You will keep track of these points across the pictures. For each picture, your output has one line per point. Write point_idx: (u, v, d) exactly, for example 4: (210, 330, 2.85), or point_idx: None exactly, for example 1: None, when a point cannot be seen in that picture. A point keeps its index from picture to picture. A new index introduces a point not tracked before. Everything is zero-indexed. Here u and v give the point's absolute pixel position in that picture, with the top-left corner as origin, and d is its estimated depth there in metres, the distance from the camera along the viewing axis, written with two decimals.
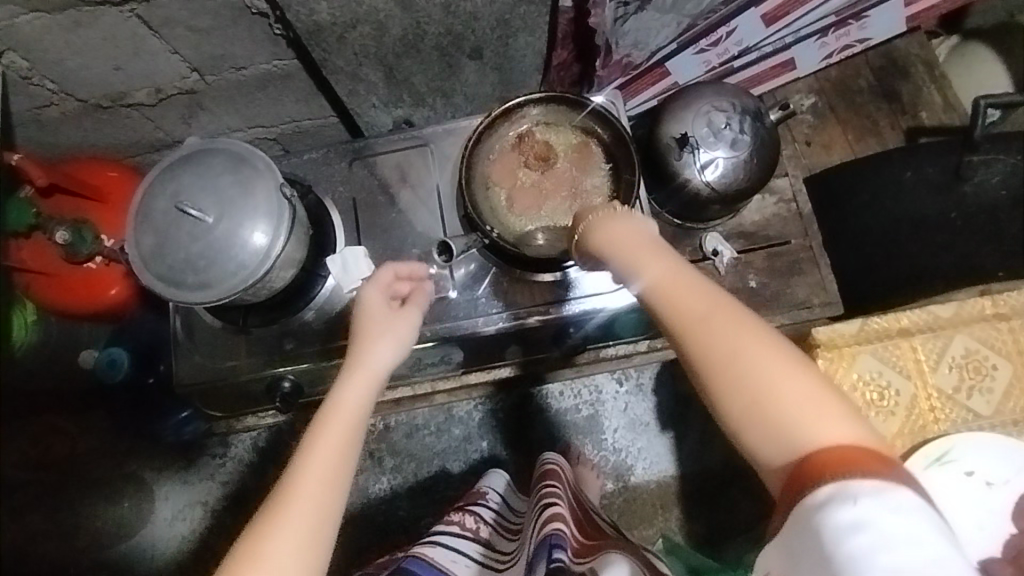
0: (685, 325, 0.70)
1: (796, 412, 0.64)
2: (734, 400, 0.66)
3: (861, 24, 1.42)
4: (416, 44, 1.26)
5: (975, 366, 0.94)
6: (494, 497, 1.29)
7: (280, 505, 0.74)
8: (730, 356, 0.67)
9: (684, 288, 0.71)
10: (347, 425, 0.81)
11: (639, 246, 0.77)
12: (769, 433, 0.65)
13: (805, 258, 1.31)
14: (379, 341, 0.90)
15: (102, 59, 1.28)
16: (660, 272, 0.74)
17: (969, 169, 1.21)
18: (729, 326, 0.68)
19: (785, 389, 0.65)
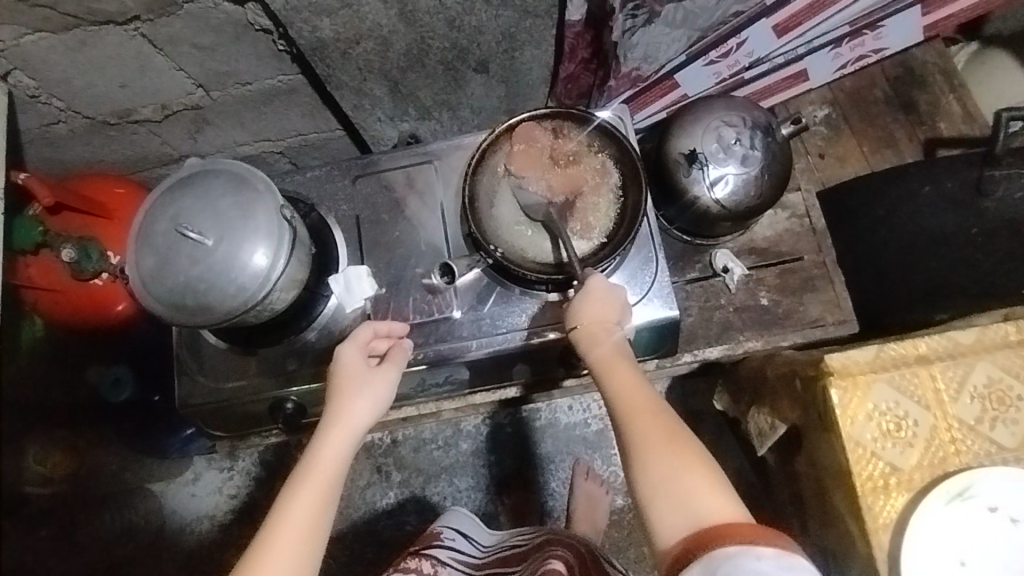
0: (630, 414, 0.86)
1: (692, 492, 0.79)
2: (648, 476, 0.82)
3: (876, 33, 1.38)
4: (420, 59, 1.24)
5: (999, 397, 0.90)
6: (454, 537, 1.33)
7: (257, 563, 0.80)
8: (654, 442, 0.83)
9: (636, 394, 0.89)
10: (322, 482, 0.88)
11: (614, 359, 0.93)
12: (670, 508, 0.79)
13: (818, 275, 1.34)
14: (356, 399, 0.96)
15: (108, 77, 1.28)
16: (623, 382, 0.90)
17: (990, 186, 1.14)
18: (662, 424, 0.85)
19: (689, 480, 0.80)
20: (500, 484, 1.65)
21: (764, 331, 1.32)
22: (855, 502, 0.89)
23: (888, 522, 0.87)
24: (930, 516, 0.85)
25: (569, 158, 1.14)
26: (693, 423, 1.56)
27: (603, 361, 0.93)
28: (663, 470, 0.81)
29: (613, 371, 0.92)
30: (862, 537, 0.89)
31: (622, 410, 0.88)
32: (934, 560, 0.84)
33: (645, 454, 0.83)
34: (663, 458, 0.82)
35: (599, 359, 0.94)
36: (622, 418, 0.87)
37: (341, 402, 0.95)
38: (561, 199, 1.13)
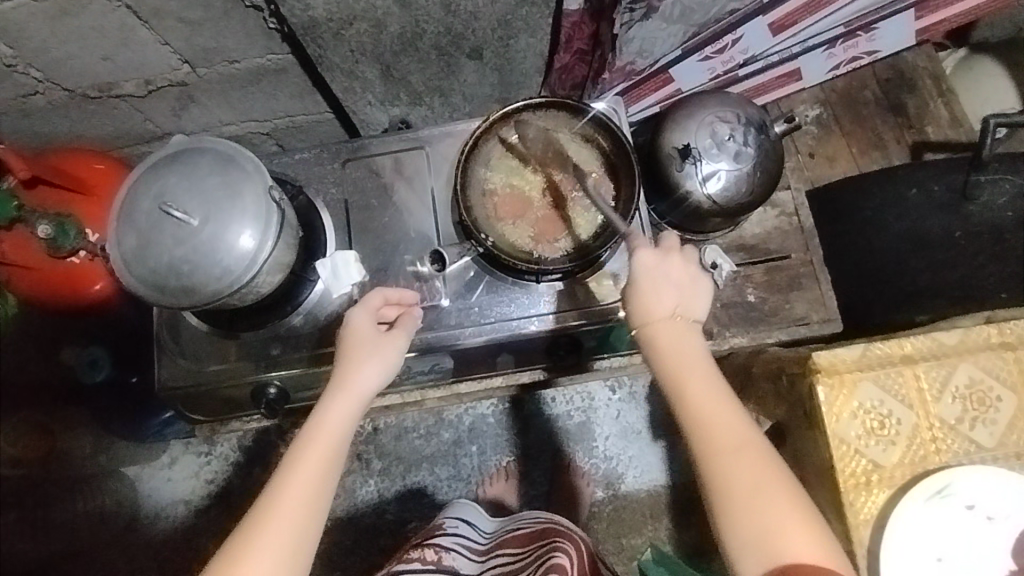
0: (710, 421, 0.82)
1: (785, 542, 0.74)
2: (735, 508, 0.76)
3: (870, 36, 1.40)
4: (414, 43, 1.22)
5: (979, 397, 0.92)
6: (458, 524, 1.35)
7: (264, 515, 0.82)
8: (744, 481, 0.77)
9: (721, 416, 0.82)
10: (327, 449, 0.88)
11: (688, 371, 0.86)
12: (755, 548, 0.74)
13: (805, 273, 1.34)
14: (365, 362, 0.96)
15: (89, 49, 1.24)
16: (704, 398, 0.84)
17: (976, 189, 1.16)
18: (753, 456, 0.79)
19: (786, 523, 0.74)
20: (481, 475, 1.65)
21: (751, 328, 1.32)
22: (837, 498, 0.91)
23: (869, 518, 0.89)
24: (910, 513, 0.87)
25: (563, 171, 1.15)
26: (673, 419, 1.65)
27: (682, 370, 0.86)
28: (744, 483, 0.77)
29: (693, 390, 0.84)
30: (842, 532, 0.91)
31: (705, 437, 0.81)
32: (913, 557, 0.85)
33: (732, 491, 0.77)
34: (756, 497, 0.76)
35: (671, 370, 0.86)
36: (702, 417, 0.82)
37: (350, 365, 0.96)
38: (542, 212, 1.14)
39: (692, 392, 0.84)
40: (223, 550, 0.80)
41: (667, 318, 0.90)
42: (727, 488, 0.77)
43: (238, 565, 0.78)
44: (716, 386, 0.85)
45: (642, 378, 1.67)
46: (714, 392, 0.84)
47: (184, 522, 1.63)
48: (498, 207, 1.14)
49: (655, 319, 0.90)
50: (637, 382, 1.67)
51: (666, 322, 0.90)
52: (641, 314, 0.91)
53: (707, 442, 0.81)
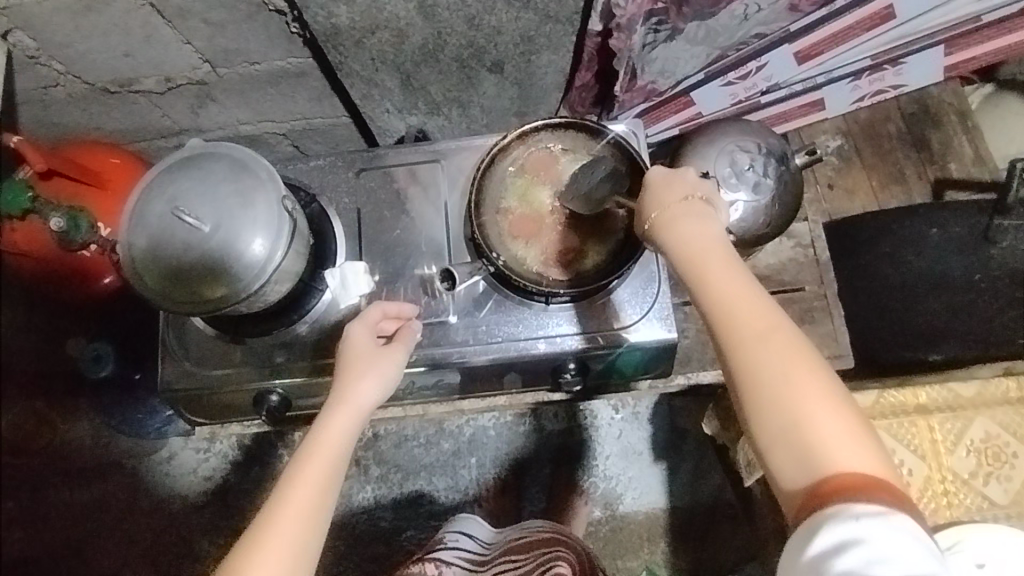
0: (727, 310, 0.75)
1: (823, 441, 0.68)
2: (761, 410, 0.71)
3: (896, 69, 1.38)
4: (435, 54, 1.21)
5: (994, 452, 0.95)
6: (458, 536, 1.32)
7: (263, 533, 0.81)
8: (777, 376, 0.71)
9: (746, 306, 0.75)
10: (324, 466, 0.87)
11: (707, 258, 0.79)
12: (792, 451, 0.69)
13: (818, 307, 1.30)
14: (364, 377, 0.95)
15: (112, 45, 1.24)
16: (726, 287, 0.77)
17: (998, 233, 1.16)
18: (786, 348, 0.72)
19: (821, 420, 0.69)
20: (480, 489, 1.64)
21: None
22: None
23: None
24: None
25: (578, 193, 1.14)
26: (678, 440, 1.63)
27: (697, 260, 0.79)
28: (771, 375, 0.71)
29: (714, 279, 0.78)
30: None
31: (724, 330, 0.75)
32: None
33: (764, 390, 0.71)
34: (791, 395, 0.70)
35: (687, 266, 0.80)
36: (718, 307, 0.76)
37: (348, 381, 0.95)
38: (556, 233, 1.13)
39: (711, 280, 0.77)
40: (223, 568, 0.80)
41: (678, 207, 0.84)
42: (758, 384, 0.71)
43: None
44: (739, 274, 0.78)
45: (647, 400, 1.65)
46: (735, 279, 0.78)
47: (179, 518, 1.63)
48: (512, 227, 1.13)
49: (667, 216, 0.84)
50: (641, 403, 1.65)
51: (681, 215, 0.83)
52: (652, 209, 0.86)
53: (733, 334, 0.74)
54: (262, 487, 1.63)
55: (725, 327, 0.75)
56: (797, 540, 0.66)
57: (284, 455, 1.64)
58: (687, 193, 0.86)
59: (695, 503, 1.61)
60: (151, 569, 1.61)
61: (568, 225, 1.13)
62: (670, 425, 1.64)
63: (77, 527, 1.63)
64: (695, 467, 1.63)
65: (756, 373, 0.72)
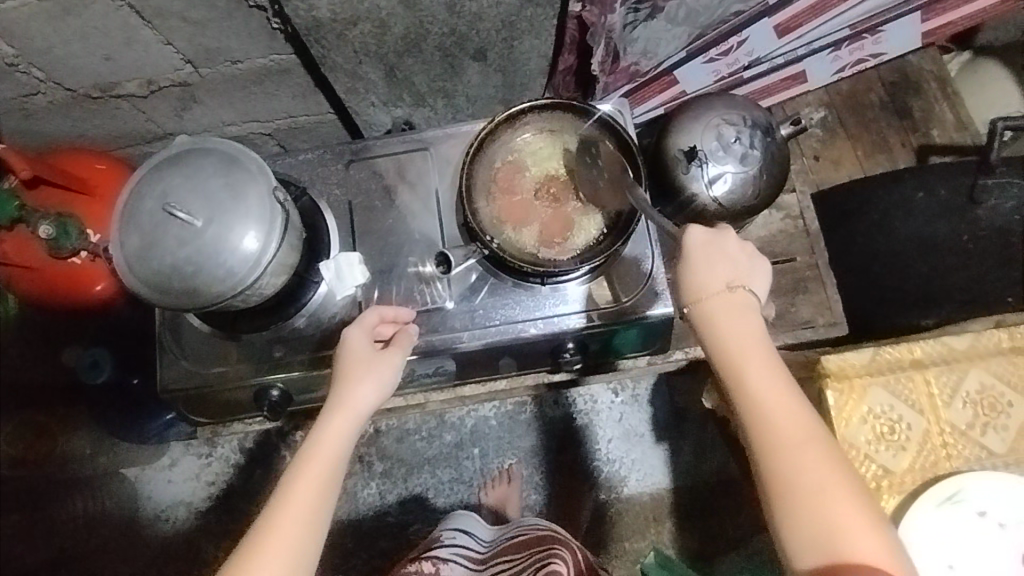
0: (767, 407, 0.77)
1: (851, 534, 0.70)
2: (791, 505, 0.73)
3: (876, 38, 1.40)
4: (418, 44, 1.21)
5: (989, 403, 0.97)
6: (455, 533, 1.35)
7: (261, 540, 0.81)
8: (807, 480, 0.73)
9: (784, 407, 0.77)
10: (323, 471, 0.87)
11: (752, 356, 0.81)
12: (817, 541, 0.70)
13: (810, 277, 1.39)
14: (360, 381, 0.95)
15: (91, 48, 1.23)
16: (763, 384, 0.79)
17: (983, 194, 1.17)
18: (820, 455, 0.74)
19: (846, 517, 0.71)
20: (484, 479, 1.64)
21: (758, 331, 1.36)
22: None
23: None
24: (923, 519, 0.91)
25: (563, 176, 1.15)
26: (679, 419, 1.64)
27: (737, 349, 0.81)
28: (806, 469, 0.73)
29: (751, 375, 0.80)
30: None
31: (764, 426, 0.76)
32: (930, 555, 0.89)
33: (794, 489, 0.73)
34: (816, 490, 0.72)
35: (729, 357, 0.81)
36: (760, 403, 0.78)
37: (346, 385, 0.95)
38: (545, 214, 1.14)
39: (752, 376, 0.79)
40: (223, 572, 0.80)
41: (721, 297, 0.84)
42: (789, 481, 0.73)
43: None
44: (777, 371, 0.80)
45: (645, 381, 1.66)
46: (776, 379, 0.79)
47: (185, 525, 1.62)
48: (501, 211, 1.14)
49: (707, 297, 0.85)
50: (640, 385, 1.66)
51: (724, 303, 0.84)
52: (691, 290, 0.86)
53: (768, 439, 0.76)
54: (265, 489, 1.62)
55: (761, 425, 0.77)
56: None
57: (286, 456, 1.63)
58: (728, 274, 0.86)
59: (698, 480, 1.62)
60: None
61: (558, 206, 1.14)
62: (669, 404, 1.65)
63: (82, 538, 1.63)
64: (697, 445, 1.64)
65: (789, 471, 0.74)
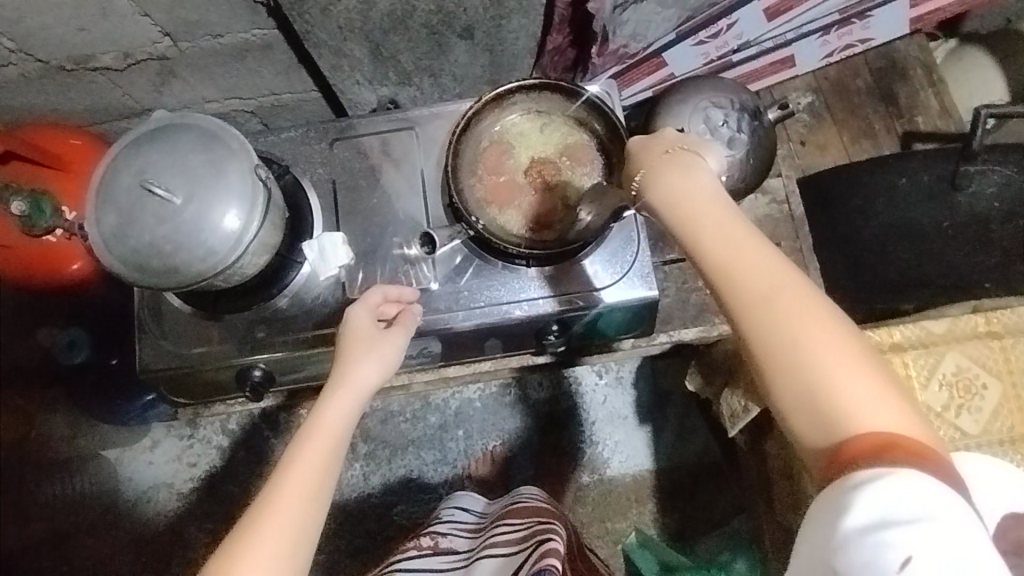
0: (733, 275, 0.71)
1: (846, 393, 0.66)
2: (784, 382, 0.67)
3: (864, 23, 1.41)
4: (404, 21, 1.19)
5: (966, 385, 1.01)
6: (453, 511, 1.37)
7: (260, 519, 0.81)
8: (793, 347, 0.67)
9: (753, 269, 0.71)
10: (325, 450, 0.87)
11: (710, 220, 0.75)
12: (816, 413, 0.66)
13: (794, 261, 1.28)
14: (363, 362, 0.94)
15: (64, 19, 1.19)
16: (725, 245, 0.73)
17: (965, 179, 1.20)
18: (799, 316, 0.68)
19: (836, 373, 0.66)
20: (468, 460, 1.64)
21: None
22: None
23: None
24: None
25: (552, 156, 1.14)
26: (662, 402, 1.66)
27: (693, 215, 0.75)
28: (785, 333, 0.68)
29: (712, 240, 0.73)
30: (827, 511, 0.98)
31: (732, 298, 0.71)
32: None
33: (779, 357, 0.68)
34: (803, 357, 0.67)
35: (686, 230, 0.75)
36: (727, 272, 0.72)
37: (348, 364, 0.94)
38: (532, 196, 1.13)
39: (712, 245, 0.73)
40: (222, 548, 0.80)
41: (667, 166, 0.79)
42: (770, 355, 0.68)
43: (236, 563, 0.78)
44: (739, 230, 0.74)
45: (629, 364, 1.67)
46: (737, 240, 0.73)
47: (167, 505, 1.61)
48: (488, 193, 1.13)
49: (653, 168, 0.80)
50: (624, 367, 1.67)
51: (671, 170, 0.79)
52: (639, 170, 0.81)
53: (741, 312, 0.70)
54: (248, 470, 1.62)
55: (733, 294, 0.71)
56: (833, 501, 0.63)
57: (269, 436, 1.62)
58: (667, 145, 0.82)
59: (680, 461, 1.64)
60: (141, 557, 1.60)
61: (544, 188, 1.13)
62: (653, 387, 1.66)
63: (63, 518, 1.62)
64: (679, 427, 1.66)
65: (767, 345, 0.68)
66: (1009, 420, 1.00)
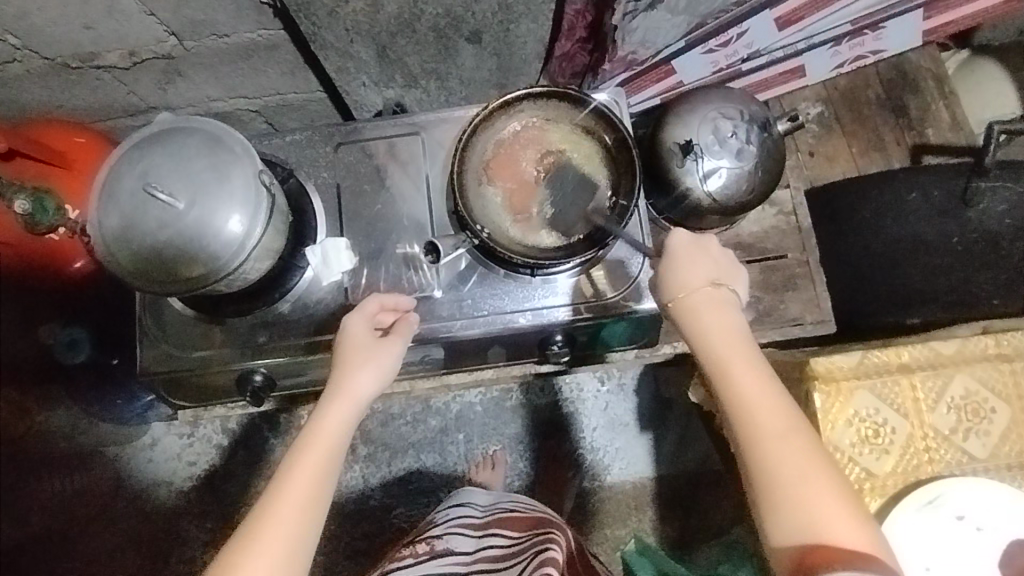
0: (744, 397, 0.80)
1: (824, 517, 0.72)
2: (772, 493, 0.74)
3: (876, 34, 1.39)
4: (412, 24, 1.18)
5: (974, 408, 1.00)
6: (452, 510, 1.31)
7: (257, 527, 0.80)
8: (788, 464, 0.75)
9: (768, 406, 0.79)
10: (322, 457, 0.86)
11: (730, 351, 0.83)
12: (793, 524, 0.73)
13: (800, 274, 1.36)
14: (360, 369, 0.94)
15: (69, 16, 1.18)
16: (746, 379, 0.81)
17: (975, 195, 1.17)
18: (799, 441, 0.76)
19: (817, 494, 0.73)
20: (468, 465, 1.64)
21: None
22: None
23: None
24: (903, 521, 0.94)
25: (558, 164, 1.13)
26: (664, 410, 1.65)
27: (717, 341, 0.84)
28: (781, 452, 0.76)
29: (736, 372, 0.82)
30: None
31: (739, 414, 0.79)
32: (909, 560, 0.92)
33: (780, 488, 0.74)
34: (792, 475, 0.74)
35: (711, 351, 0.84)
36: (739, 393, 0.80)
37: (344, 372, 0.94)
38: (537, 204, 1.12)
39: (732, 372, 0.82)
40: (218, 558, 0.79)
41: (703, 292, 0.87)
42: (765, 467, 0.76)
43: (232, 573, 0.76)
44: (757, 365, 0.82)
45: (632, 371, 1.66)
46: (757, 371, 0.82)
47: (165, 504, 1.61)
48: (493, 202, 1.12)
49: (690, 292, 0.88)
50: (626, 374, 1.66)
51: (705, 297, 0.87)
52: (674, 286, 0.89)
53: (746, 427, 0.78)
54: (248, 470, 1.61)
55: (745, 424, 0.78)
56: None
57: (268, 436, 1.62)
58: (710, 271, 0.89)
59: (681, 470, 1.63)
60: (138, 555, 1.60)
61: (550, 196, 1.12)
62: (655, 395, 1.65)
63: (62, 513, 1.62)
64: (681, 435, 1.65)
65: (765, 459, 0.76)
66: (1018, 445, 1.00)
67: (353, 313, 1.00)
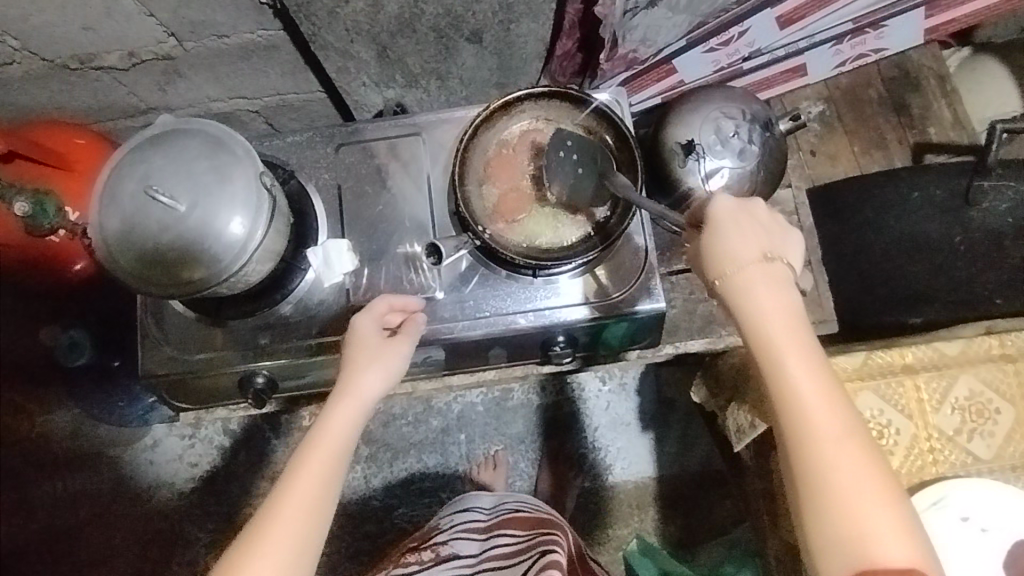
0: (798, 392, 0.70)
1: (876, 536, 0.65)
2: (821, 505, 0.67)
3: (878, 32, 1.39)
4: (412, 25, 1.18)
5: (978, 409, 1.00)
6: (455, 517, 1.30)
7: (263, 527, 0.80)
8: (841, 474, 0.67)
9: (825, 406, 0.69)
10: (329, 457, 0.86)
11: (781, 337, 0.73)
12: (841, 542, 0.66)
13: (799, 273, 1.32)
14: (367, 369, 0.93)
15: (69, 17, 1.17)
16: (800, 372, 0.71)
17: (979, 195, 1.17)
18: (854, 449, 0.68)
19: (869, 512, 0.66)
20: (470, 466, 1.64)
21: None
22: None
23: None
24: None
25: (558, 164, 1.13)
26: (666, 410, 1.65)
27: (766, 327, 0.74)
28: (834, 460, 0.68)
29: (788, 360, 0.72)
30: None
31: (789, 413, 0.70)
32: None
33: (836, 501, 0.67)
34: (844, 488, 0.67)
35: (759, 335, 0.74)
36: (791, 387, 0.71)
37: (352, 371, 0.94)
38: (538, 204, 1.12)
39: (784, 362, 0.72)
40: (224, 557, 0.79)
41: (753, 267, 0.76)
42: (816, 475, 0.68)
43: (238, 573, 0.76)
44: (811, 352, 0.72)
45: (633, 371, 1.66)
46: (812, 362, 0.72)
47: (167, 505, 1.61)
48: (494, 203, 1.12)
49: (737, 268, 0.76)
50: (628, 374, 1.66)
51: (754, 273, 0.76)
52: (718, 259, 0.77)
53: (798, 426, 0.69)
54: (249, 471, 1.61)
55: (797, 424, 0.70)
56: None
57: (270, 437, 1.61)
58: (760, 242, 0.77)
59: (683, 470, 1.63)
60: (141, 556, 1.60)
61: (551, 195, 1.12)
62: (657, 394, 1.65)
63: (64, 515, 1.62)
64: (682, 435, 1.65)
65: (817, 467, 0.68)
66: (1021, 446, 1.00)
67: (361, 313, 1.00)
